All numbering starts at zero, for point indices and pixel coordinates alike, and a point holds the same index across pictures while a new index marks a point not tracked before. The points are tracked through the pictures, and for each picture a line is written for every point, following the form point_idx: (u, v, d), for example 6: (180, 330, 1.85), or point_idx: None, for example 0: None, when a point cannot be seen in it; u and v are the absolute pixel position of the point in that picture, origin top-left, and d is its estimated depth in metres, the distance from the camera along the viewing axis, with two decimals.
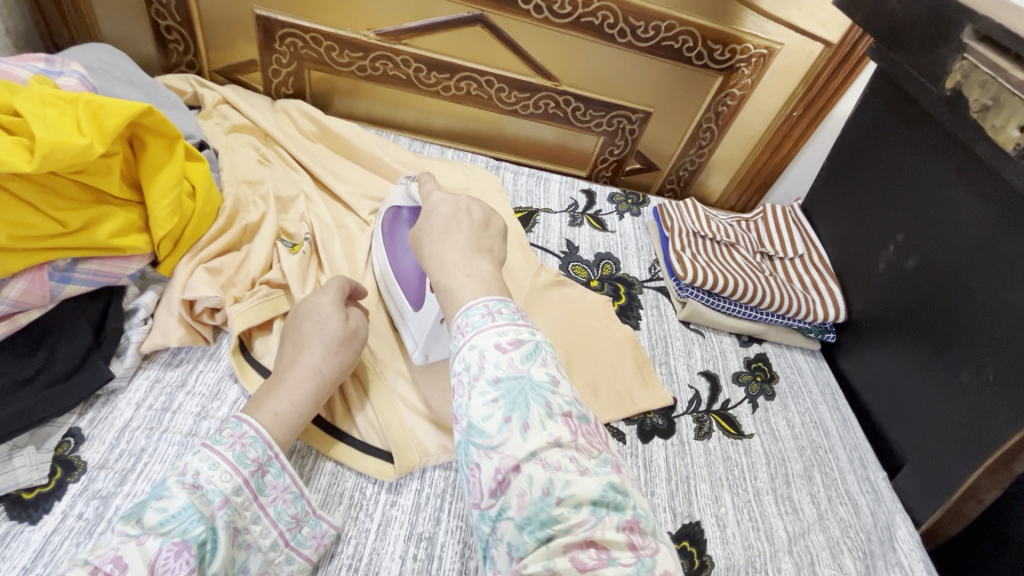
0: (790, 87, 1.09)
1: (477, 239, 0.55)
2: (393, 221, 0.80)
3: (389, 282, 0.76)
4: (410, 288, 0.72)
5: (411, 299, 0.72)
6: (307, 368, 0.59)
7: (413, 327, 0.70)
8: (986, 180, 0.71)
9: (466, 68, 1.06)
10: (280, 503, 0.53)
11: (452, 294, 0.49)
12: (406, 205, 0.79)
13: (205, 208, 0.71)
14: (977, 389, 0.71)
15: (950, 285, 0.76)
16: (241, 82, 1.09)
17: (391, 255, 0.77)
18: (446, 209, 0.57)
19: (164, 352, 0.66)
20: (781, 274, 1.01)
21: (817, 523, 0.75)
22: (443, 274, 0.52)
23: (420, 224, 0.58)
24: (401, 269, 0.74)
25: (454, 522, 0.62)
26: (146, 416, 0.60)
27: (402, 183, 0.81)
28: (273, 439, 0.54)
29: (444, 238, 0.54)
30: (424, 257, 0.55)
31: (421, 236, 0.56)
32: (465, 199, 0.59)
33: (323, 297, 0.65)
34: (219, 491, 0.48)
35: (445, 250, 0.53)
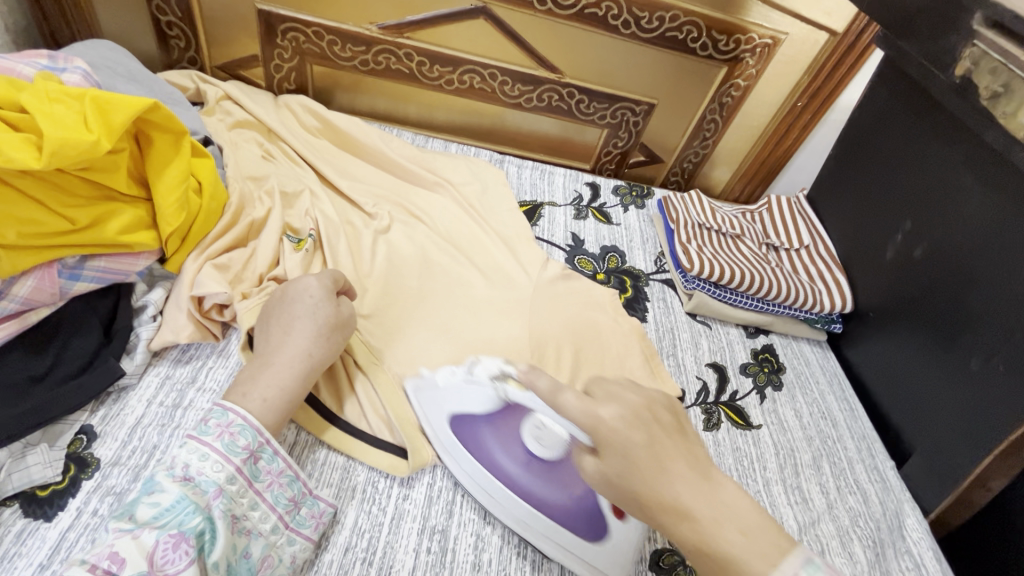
0: (795, 76, 1.09)
1: (695, 456, 0.48)
2: (463, 415, 0.63)
3: (522, 518, 0.59)
4: (575, 523, 0.58)
5: (589, 532, 0.58)
6: (297, 353, 0.58)
7: (602, 564, 0.57)
8: (995, 168, 0.71)
9: (469, 62, 1.05)
10: (277, 488, 0.54)
11: (735, 564, 0.42)
12: (479, 409, 0.62)
13: (212, 204, 0.71)
14: (986, 377, 0.71)
15: (959, 274, 0.76)
16: (243, 77, 1.09)
17: (507, 480, 0.61)
18: (635, 434, 0.47)
19: (173, 348, 0.66)
20: (787, 265, 1.01)
21: (827, 512, 0.76)
22: (719, 535, 0.43)
23: (624, 472, 0.46)
24: (535, 492, 0.60)
25: (466, 515, 0.62)
26: (157, 413, 0.60)
27: (468, 379, 0.61)
28: (263, 427, 0.54)
29: (662, 476, 0.45)
30: (654, 509, 0.45)
31: (631, 481, 0.46)
32: (642, 404, 0.49)
33: (314, 281, 0.63)
34: (211, 481, 0.49)
35: (681, 491, 0.45)
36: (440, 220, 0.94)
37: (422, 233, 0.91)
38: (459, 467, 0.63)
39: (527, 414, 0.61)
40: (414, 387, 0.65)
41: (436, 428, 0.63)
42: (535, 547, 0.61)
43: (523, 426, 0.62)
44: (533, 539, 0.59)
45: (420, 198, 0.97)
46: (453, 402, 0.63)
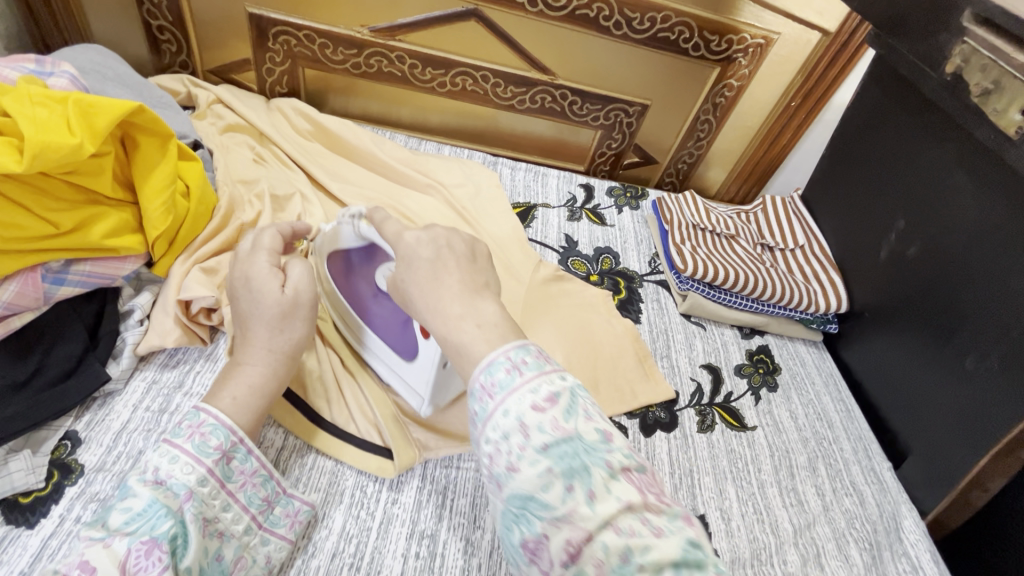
0: (788, 76, 1.08)
1: (476, 277, 0.48)
2: (343, 260, 0.70)
3: (370, 337, 0.68)
4: (396, 338, 0.65)
5: (405, 351, 0.64)
6: (259, 346, 0.57)
7: (417, 382, 0.64)
8: (989, 165, 0.70)
9: (461, 64, 1.05)
10: (250, 488, 0.52)
11: (467, 354, 0.43)
12: (352, 246, 0.68)
13: (200, 206, 0.71)
14: (982, 377, 0.70)
15: (954, 273, 0.75)
16: (236, 82, 1.09)
17: (358, 310, 0.68)
18: (423, 250, 0.49)
19: (161, 353, 0.65)
20: (782, 265, 1.00)
21: (823, 514, 0.75)
22: (454, 337, 0.44)
23: (399, 274, 0.49)
24: (381, 319, 0.67)
25: (456, 519, 0.61)
26: (143, 418, 0.59)
27: (337, 224, 0.67)
28: (236, 426, 0.51)
29: (434, 286, 0.47)
30: (416, 313, 0.48)
31: (401, 284, 0.49)
32: (440, 232, 0.50)
33: (251, 262, 0.59)
34: (183, 484, 0.46)
35: (444, 300, 0.45)
36: (432, 222, 0.94)
37: None
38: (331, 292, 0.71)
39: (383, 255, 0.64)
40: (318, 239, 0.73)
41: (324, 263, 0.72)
42: None
43: (378, 268, 0.66)
44: (403, 387, 0.66)
45: (412, 200, 0.96)
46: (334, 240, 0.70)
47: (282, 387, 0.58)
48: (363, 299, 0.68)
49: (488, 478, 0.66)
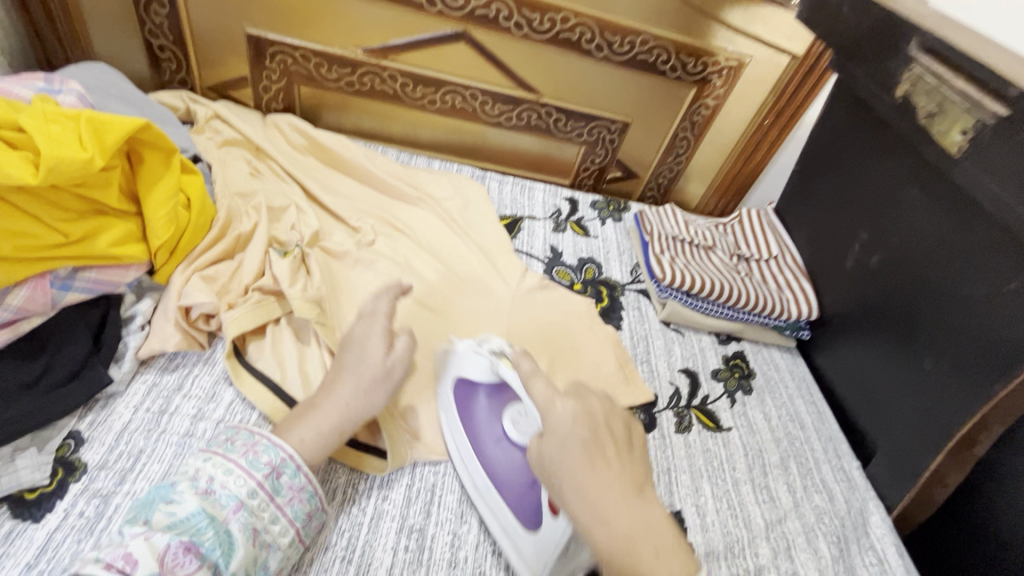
0: (760, 96, 1.15)
1: (634, 472, 0.52)
2: (467, 395, 0.69)
3: (482, 486, 0.64)
4: (519, 503, 0.60)
5: (527, 518, 0.59)
6: (340, 402, 0.60)
7: (530, 555, 0.57)
8: (938, 181, 0.76)
9: (451, 83, 1.10)
10: (297, 502, 0.55)
11: (639, 573, 0.46)
12: (479, 378, 0.67)
13: (201, 217, 0.74)
14: (938, 377, 0.75)
15: (911, 281, 0.80)
16: (233, 97, 1.13)
17: (476, 447, 0.66)
18: (580, 429, 0.52)
19: (160, 357, 0.69)
20: (757, 275, 1.05)
21: (793, 510, 0.79)
22: (630, 553, 0.46)
23: (547, 450, 0.52)
24: (499, 470, 0.63)
25: (443, 515, 0.64)
26: (144, 419, 0.62)
27: (473, 350, 0.68)
28: (287, 449, 0.56)
29: (592, 476, 0.49)
30: (575, 499, 0.49)
31: (559, 471, 0.50)
32: (598, 411, 0.54)
33: (370, 328, 0.65)
34: (232, 496, 0.51)
35: (605, 494, 0.49)
36: (422, 233, 0.98)
37: (404, 245, 0.94)
38: (450, 419, 0.69)
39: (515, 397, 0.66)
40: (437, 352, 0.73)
41: (443, 388, 0.71)
42: None
43: (508, 406, 0.66)
44: (511, 549, 0.60)
45: (403, 213, 1.00)
46: (463, 366, 0.69)
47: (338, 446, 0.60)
48: (482, 438, 0.66)
49: None
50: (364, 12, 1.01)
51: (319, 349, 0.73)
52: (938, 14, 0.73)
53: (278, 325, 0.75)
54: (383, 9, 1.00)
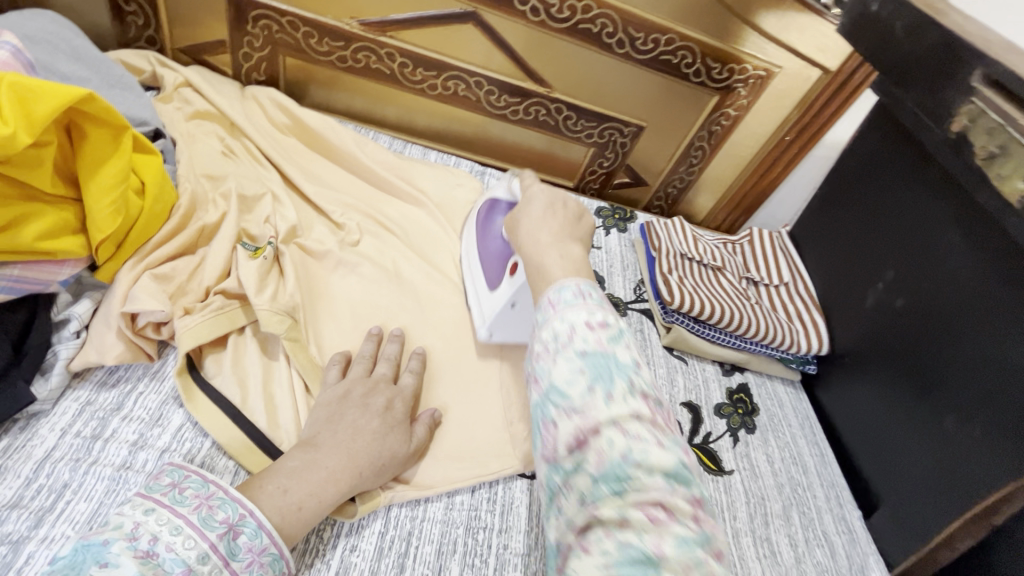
0: (785, 111, 1.07)
1: (571, 227, 0.59)
2: (490, 207, 0.80)
3: (475, 262, 0.81)
4: (491, 271, 0.76)
5: (492, 281, 0.76)
6: (351, 463, 0.55)
7: (487, 306, 0.75)
8: (985, 228, 0.69)
9: (455, 68, 1.00)
10: (256, 568, 0.47)
11: (547, 276, 0.51)
12: (503, 197, 0.77)
13: (157, 205, 0.64)
14: (962, 438, 0.70)
15: (941, 330, 0.74)
16: (208, 63, 1.00)
17: (481, 239, 0.80)
18: (542, 202, 0.62)
19: (99, 369, 0.59)
20: (766, 302, 0.99)
21: (795, 567, 0.73)
22: (538, 251, 0.55)
23: (519, 215, 0.62)
24: (489, 254, 0.78)
25: (419, 570, 0.57)
26: (72, 445, 0.53)
27: (506, 176, 0.79)
28: (246, 497, 0.49)
29: (542, 222, 0.58)
30: (522, 239, 0.58)
31: (518, 220, 0.61)
32: (563, 194, 0.64)
33: (397, 402, 0.63)
34: (179, 561, 0.43)
35: (541, 230, 0.57)
36: (414, 234, 0.89)
37: (392, 247, 0.85)
38: (473, 223, 0.84)
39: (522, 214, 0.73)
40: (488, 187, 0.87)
41: (480, 204, 0.83)
42: None
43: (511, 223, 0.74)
44: (477, 312, 0.78)
45: (393, 209, 0.91)
46: (493, 189, 0.80)
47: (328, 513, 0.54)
48: (489, 231, 0.78)
49: (455, 526, 0.61)
50: None
51: (287, 367, 0.64)
52: (1004, 43, 0.66)
53: (241, 335, 0.66)
54: None
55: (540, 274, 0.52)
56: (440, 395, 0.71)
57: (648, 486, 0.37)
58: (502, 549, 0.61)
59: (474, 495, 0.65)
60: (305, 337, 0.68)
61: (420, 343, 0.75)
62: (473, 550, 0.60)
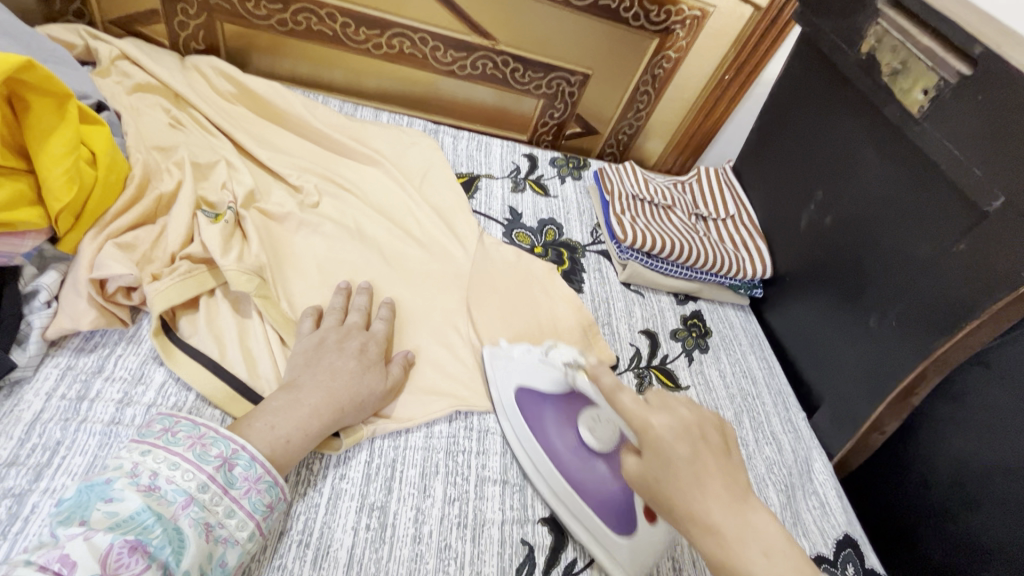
0: (722, 50, 1.11)
1: (733, 476, 0.47)
2: (540, 429, 0.67)
3: (562, 491, 0.64)
4: (613, 520, 0.60)
5: (622, 528, 0.60)
6: (331, 400, 0.59)
7: (622, 554, 0.59)
8: (896, 143, 0.75)
9: (397, 25, 1.00)
10: (255, 494, 0.51)
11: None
12: (548, 389, 0.69)
13: (110, 176, 0.65)
14: (882, 332, 0.78)
15: (863, 240, 0.81)
16: (142, 35, 0.98)
17: (550, 456, 0.65)
18: (681, 445, 0.47)
19: (75, 336, 0.61)
20: (714, 234, 1.06)
21: (747, 463, 0.82)
22: (736, 551, 0.43)
23: (659, 472, 0.48)
24: (579, 478, 0.63)
25: (405, 490, 0.62)
26: (59, 407, 0.55)
27: (546, 363, 0.71)
28: (236, 435, 0.52)
29: (699, 491, 0.45)
30: (683, 517, 0.46)
31: (664, 486, 0.47)
32: (689, 420, 0.50)
33: (371, 346, 0.67)
34: (181, 491, 0.47)
35: (713, 507, 0.45)
36: (373, 193, 0.91)
37: (352, 206, 0.87)
38: (512, 422, 0.69)
39: (589, 407, 0.66)
40: (490, 353, 0.74)
41: (512, 405, 0.69)
42: (475, 516, 0.63)
43: (585, 414, 0.66)
44: (597, 550, 0.61)
45: (350, 170, 0.93)
46: (527, 376, 0.70)
47: (314, 446, 0.58)
48: (563, 469, 0.64)
49: (436, 451, 0.67)
50: None
51: (260, 323, 0.67)
52: None
53: (212, 297, 0.68)
54: None
55: (655, 445, 0.48)
56: (412, 339, 0.75)
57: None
58: (481, 469, 0.67)
59: (451, 424, 0.70)
60: (275, 294, 0.71)
61: (389, 295, 0.79)
62: (455, 470, 0.66)
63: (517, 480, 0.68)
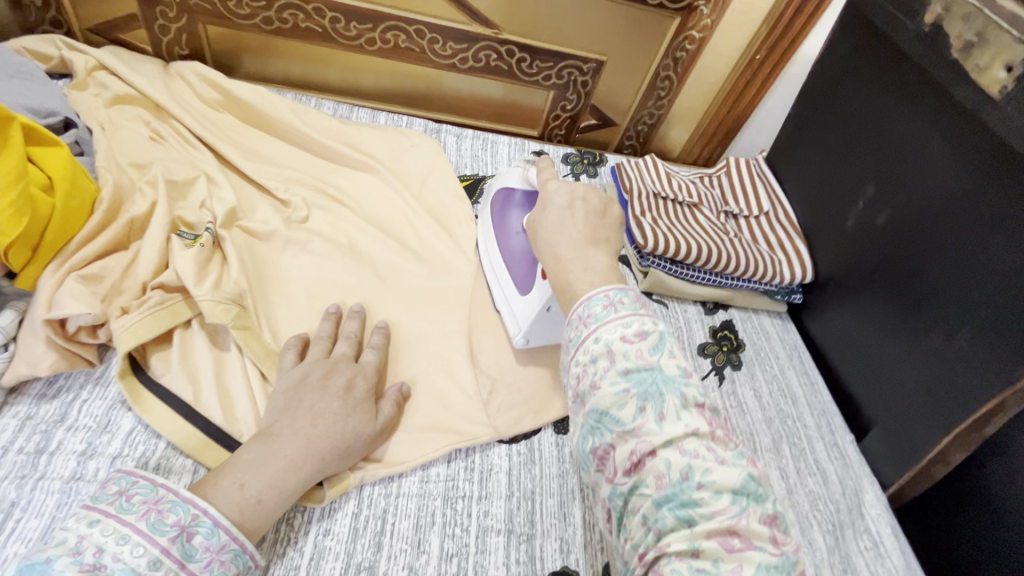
0: (753, 26, 0.99)
1: (595, 230, 0.54)
2: (503, 201, 0.75)
3: (498, 264, 0.74)
4: (519, 270, 0.71)
5: (524, 285, 0.70)
6: (310, 451, 0.53)
7: (520, 313, 0.69)
8: (965, 127, 0.64)
9: (391, 16, 0.92)
10: (217, 566, 0.45)
11: (570, 290, 0.50)
12: (518, 186, 0.75)
13: (70, 201, 0.60)
14: (949, 351, 0.67)
15: (923, 243, 0.70)
16: (124, 42, 0.93)
17: (500, 235, 0.75)
18: (560, 200, 0.57)
19: (37, 380, 0.56)
20: (747, 234, 0.95)
21: (787, 498, 0.73)
22: (559, 268, 0.52)
23: (536, 216, 0.58)
24: (514, 252, 0.72)
25: (397, 546, 0.55)
26: (16, 463, 0.51)
27: (515, 164, 0.75)
28: (199, 496, 0.46)
29: (559, 229, 0.55)
30: (540, 246, 0.56)
31: (536, 227, 0.58)
32: (581, 187, 0.58)
33: (359, 382, 0.60)
34: (129, 571, 0.41)
35: (560, 241, 0.54)
36: (367, 203, 0.84)
37: (343, 219, 0.81)
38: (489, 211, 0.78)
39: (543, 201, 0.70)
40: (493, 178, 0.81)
41: (490, 197, 0.78)
42: (475, 574, 0.56)
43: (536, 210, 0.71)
44: (511, 324, 0.71)
45: (342, 178, 0.86)
46: (504, 177, 0.76)
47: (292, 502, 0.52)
48: (507, 228, 0.74)
49: (432, 498, 0.60)
50: None
51: (239, 358, 0.61)
52: None
53: (188, 329, 0.62)
54: None
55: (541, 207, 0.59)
56: (407, 368, 0.68)
57: (716, 510, 0.37)
58: (483, 517, 0.60)
59: (450, 465, 0.63)
60: (257, 324, 0.65)
61: (383, 317, 0.72)
62: (453, 520, 0.59)
63: (524, 529, 0.60)
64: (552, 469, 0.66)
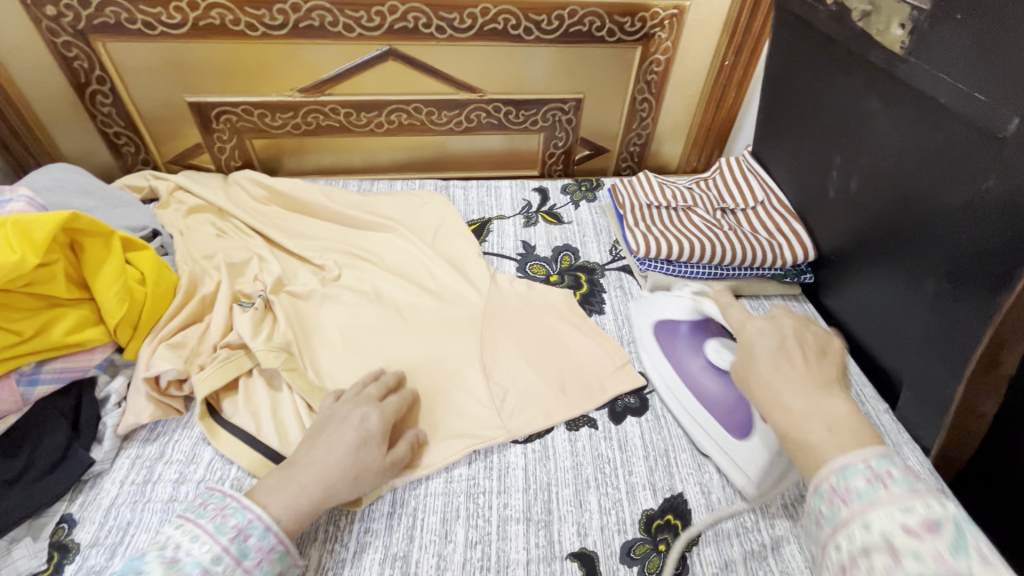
0: (714, 38, 1.08)
1: (824, 372, 0.51)
2: (671, 336, 0.80)
3: (688, 402, 0.75)
4: (730, 418, 0.69)
5: (738, 431, 0.68)
6: (327, 475, 0.59)
7: (745, 459, 0.67)
8: (892, 86, 0.68)
9: (393, 102, 1.10)
10: (267, 564, 0.54)
11: (813, 452, 0.45)
12: (683, 319, 0.80)
13: (159, 288, 0.78)
14: (941, 298, 0.67)
15: (894, 199, 0.72)
16: (194, 166, 1.18)
17: (680, 372, 0.77)
18: (768, 339, 0.55)
19: (142, 430, 0.72)
20: (744, 226, 0.98)
21: None
22: (795, 424, 0.47)
23: (741, 365, 0.55)
24: (708, 395, 0.73)
25: (427, 537, 0.63)
26: (129, 491, 0.65)
27: (677, 295, 0.81)
28: (252, 504, 0.56)
29: (780, 375, 0.51)
30: (757, 397, 0.52)
31: (748, 369, 0.54)
32: (789, 326, 0.56)
33: (374, 415, 0.66)
34: (196, 563, 0.51)
35: (786, 391, 0.50)
36: (389, 257, 0.98)
37: (369, 272, 0.95)
38: (653, 353, 0.82)
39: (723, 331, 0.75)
40: (635, 305, 0.90)
41: (647, 331, 0.84)
42: (497, 557, 0.62)
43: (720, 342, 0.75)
44: (727, 463, 0.69)
45: (368, 240, 1.01)
46: (662, 311, 0.83)
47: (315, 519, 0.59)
48: (687, 367, 0.76)
49: (456, 495, 0.68)
50: (309, 55, 1.02)
51: (290, 395, 0.74)
52: None
53: (251, 376, 0.77)
54: (326, 48, 1.01)
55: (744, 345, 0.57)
56: (429, 388, 0.78)
57: None
58: (502, 508, 0.66)
59: (471, 466, 0.71)
60: (302, 365, 0.78)
61: (407, 348, 0.83)
62: (475, 512, 0.66)
63: (542, 516, 0.66)
64: (566, 462, 0.71)
